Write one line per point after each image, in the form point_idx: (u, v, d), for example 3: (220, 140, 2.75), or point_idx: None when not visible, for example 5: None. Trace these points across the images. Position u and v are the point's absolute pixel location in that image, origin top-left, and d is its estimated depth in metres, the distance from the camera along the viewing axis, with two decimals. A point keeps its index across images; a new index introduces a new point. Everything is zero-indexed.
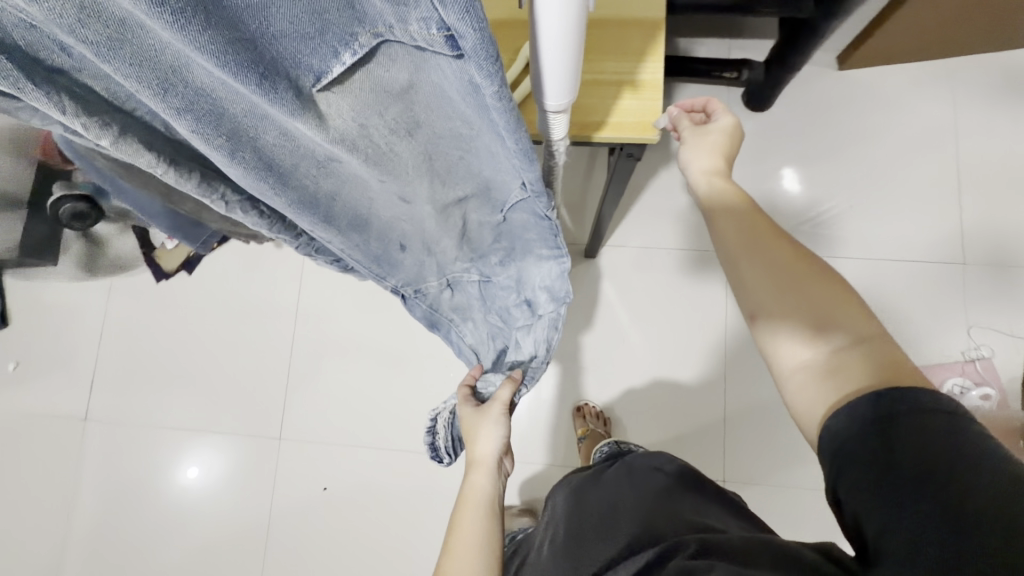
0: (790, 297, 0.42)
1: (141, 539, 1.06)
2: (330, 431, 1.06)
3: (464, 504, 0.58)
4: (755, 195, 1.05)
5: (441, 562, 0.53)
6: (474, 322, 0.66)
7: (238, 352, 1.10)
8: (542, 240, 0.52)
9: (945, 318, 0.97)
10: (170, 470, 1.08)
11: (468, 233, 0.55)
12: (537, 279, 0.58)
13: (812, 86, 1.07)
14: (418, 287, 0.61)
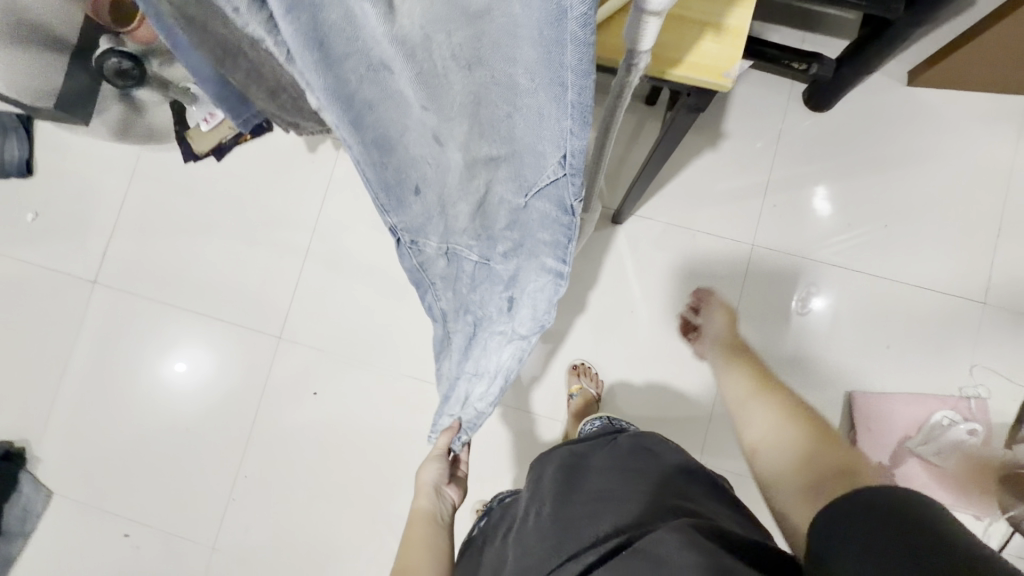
0: (773, 428, 0.60)
1: (127, 409, 1.09)
2: (329, 341, 1.07)
3: (415, 519, 0.82)
4: (792, 195, 1.04)
5: (404, 545, 0.77)
6: (456, 294, 0.64)
7: (253, 248, 1.11)
8: (551, 244, 0.44)
9: (951, 352, 0.97)
10: (160, 362, 1.09)
11: (484, 207, 0.50)
12: (528, 288, 0.51)
13: (876, 96, 1.04)
14: (421, 240, 0.60)
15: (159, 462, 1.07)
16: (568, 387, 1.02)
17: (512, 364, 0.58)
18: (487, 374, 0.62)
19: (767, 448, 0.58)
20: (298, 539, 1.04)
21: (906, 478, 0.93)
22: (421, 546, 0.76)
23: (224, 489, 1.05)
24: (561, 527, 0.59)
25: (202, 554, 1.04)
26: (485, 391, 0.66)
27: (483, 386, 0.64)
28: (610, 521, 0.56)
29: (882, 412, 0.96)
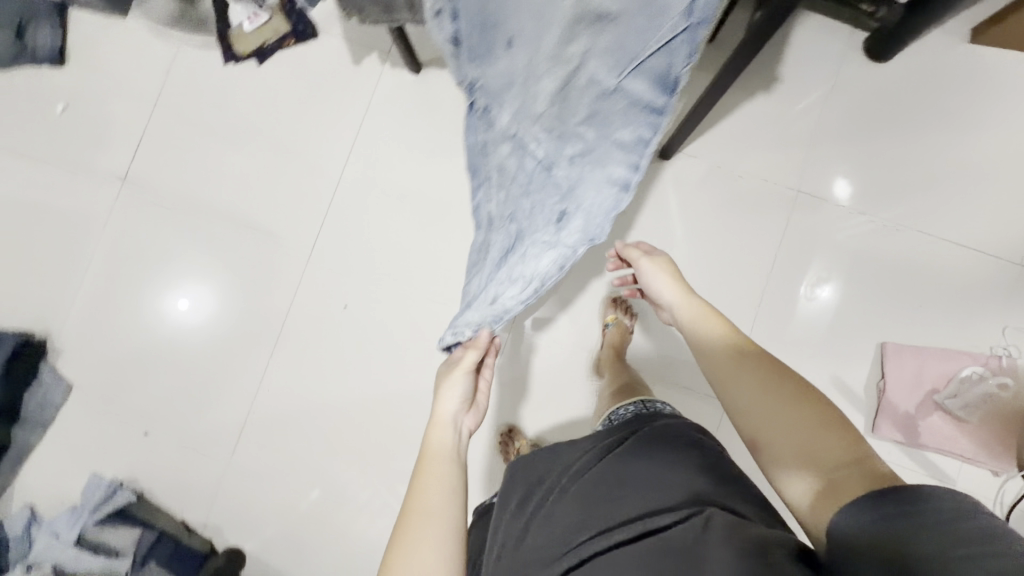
0: (770, 409, 0.51)
1: (141, 320, 1.09)
2: (360, 257, 1.06)
3: (428, 457, 0.60)
4: (846, 144, 1.01)
5: (406, 506, 0.56)
6: (506, 196, 0.59)
7: (287, 157, 1.08)
8: (629, 144, 0.45)
9: (983, 313, 0.98)
10: (159, 298, 1.09)
11: (565, 89, 0.48)
12: (580, 204, 0.49)
13: (941, 48, 1.01)
14: (491, 112, 0.57)
15: (177, 371, 1.08)
16: (603, 316, 1.04)
17: (552, 271, 0.52)
18: (518, 285, 0.54)
19: (762, 434, 0.50)
20: (319, 448, 1.06)
21: (929, 428, 0.95)
22: (430, 510, 0.55)
23: (251, 390, 1.07)
24: (584, 509, 0.56)
25: (223, 456, 1.06)
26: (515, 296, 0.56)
27: (513, 292, 0.55)
28: (630, 507, 0.54)
29: (914, 363, 0.97)
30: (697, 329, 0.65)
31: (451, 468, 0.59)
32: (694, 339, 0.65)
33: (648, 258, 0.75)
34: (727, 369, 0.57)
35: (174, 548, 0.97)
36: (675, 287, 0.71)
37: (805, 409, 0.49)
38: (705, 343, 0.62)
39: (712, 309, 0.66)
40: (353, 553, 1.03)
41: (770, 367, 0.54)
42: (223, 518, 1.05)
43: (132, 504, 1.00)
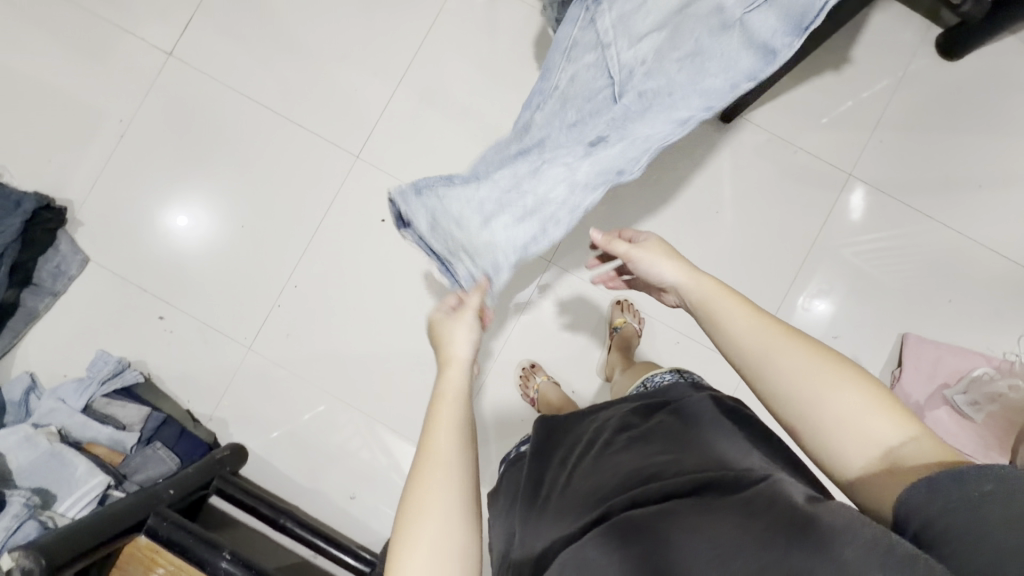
0: (810, 406, 0.46)
1: (141, 222, 1.06)
2: (407, 172, 1.06)
3: (439, 403, 0.47)
4: (901, 136, 1.04)
5: (416, 462, 0.44)
6: (560, 109, 0.58)
7: (346, 60, 1.07)
8: (718, 89, 0.56)
9: (1005, 317, 1.02)
10: (162, 209, 1.06)
11: (681, 26, 0.54)
12: (639, 134, 0.57)
13: (1007, 57, 1.04)
14: (598, 10, 0.57)
15: (178, 274, 1.05)
16: (611, 318, 1.04)
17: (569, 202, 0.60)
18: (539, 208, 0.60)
19: (808, 430, 0.46)
20: (339, 356, 1.05)
21: (935, 419, 0.97)
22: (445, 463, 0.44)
23: (274, 291, 1.05)
24: (629, 460, 0.55)
25: (238, 351, 1.04)
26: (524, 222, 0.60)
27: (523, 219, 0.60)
28: (683, 460, 0.52)
29: (933, 354, 1.00)
30: (709, 310, 0.55)
31: (463, 413, 0.47)
32: (713, 330, 0.54)
33: (639, 249, 0.62)
34: (757, 355, 0.49)
35: (181, 432, 0.96)
36: (674, 265, 0.59)
37: (850, 392, 0.45)
38: (724, 326, 0.53)
39: (725, 287, 0.56)
40: (358, 464, 1.03)
41: (806, 347, 0.48)
42: (230, 412, 1.04)
43: (138, 385, 1.00)
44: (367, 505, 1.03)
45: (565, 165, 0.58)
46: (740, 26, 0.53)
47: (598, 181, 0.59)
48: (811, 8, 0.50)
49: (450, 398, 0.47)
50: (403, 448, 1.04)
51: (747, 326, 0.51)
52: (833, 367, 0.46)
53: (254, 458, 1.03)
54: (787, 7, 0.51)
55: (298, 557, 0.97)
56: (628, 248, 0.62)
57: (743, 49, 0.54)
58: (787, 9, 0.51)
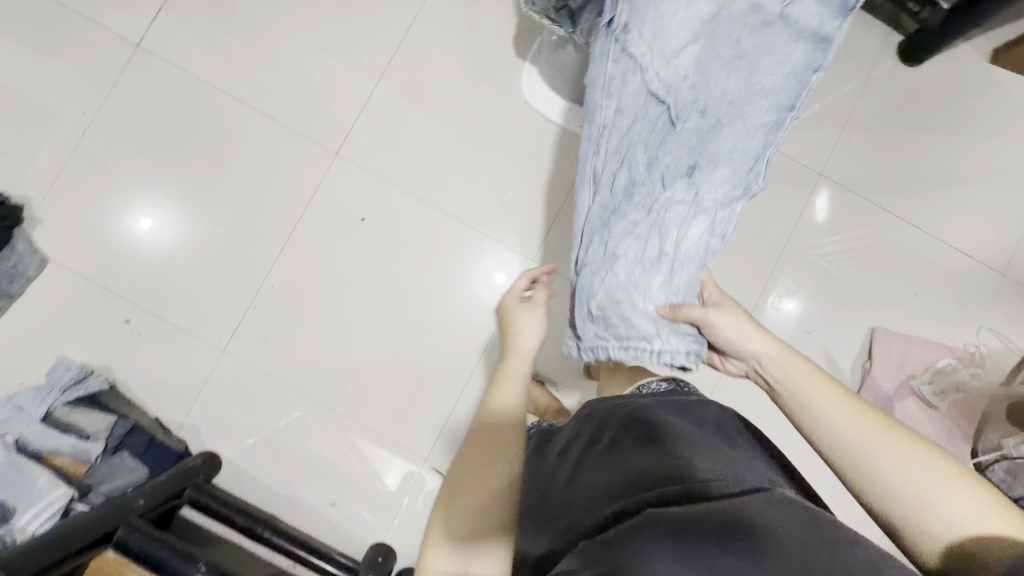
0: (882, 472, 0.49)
1: (105, 222, 1.01)
2: (388, 170, 1.04)
3: (488, 419, 0.60)
4: (868, 138, 1.09)
5: (457, 468, 0.56)
6: (623, 144, 0.57)
7: (325, 55, 1.05)
8: (781, 85, 0.53)
9: (966, 310, 1.07)
10: (129, 206, 1.01)
11: (717, 31, 0.54)
12: (727, 147, 0.54)
13: (963, 65, 1.10)
14: (629, 37, 0.54)
15: (145, 277, 1.01)
16: None
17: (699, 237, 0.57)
18: (655, 253, 0.58)
19: (896, 498, 0.48)
20: (317, 359, 1.02)
21: (904, 409, 1.02)
22: (482, 479, 0.55)
23: (249, 292, 1.02)
24: (637, 459, 0.55)
25: (211, 355, 1.00)
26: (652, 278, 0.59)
27: (635, 265, 0.58)
28: (688, 463, 0.52)
29: (900, 346, 1.05)
30: (792, 388, 0.57)
31: (509, 436, 0.58)
32: (795, 402, 0.56)
33: (719, 311, 0.60)
34: (835, 441, 0.52)
35: (149, 442, 0.91)
36: (759, 338, 0.60)
37: (932, 467, 0.48)
38: (806, 399, 0.55)
39: (811, 369, 0.57)
40: (339, 469, 1.01)
41: (885, 424, 0.51)
42: (202, 418, 0.99)
43: (103, 392, 0.94)
44: (348, 511, 1.00)
45: (682, 204, 0.56)
46: (781, 20, 0.53)
47: (724, 203, 0.55)
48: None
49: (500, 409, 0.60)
50: (385, 452, 1.01)
51: (834, 404, 0.54)
52: (908, 445, 0.50)
53: (228, 467, 0.99)
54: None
55: (276, 568, 0.94)
56: (707, 312, 0.59)
57: (791, 43, 0.53)
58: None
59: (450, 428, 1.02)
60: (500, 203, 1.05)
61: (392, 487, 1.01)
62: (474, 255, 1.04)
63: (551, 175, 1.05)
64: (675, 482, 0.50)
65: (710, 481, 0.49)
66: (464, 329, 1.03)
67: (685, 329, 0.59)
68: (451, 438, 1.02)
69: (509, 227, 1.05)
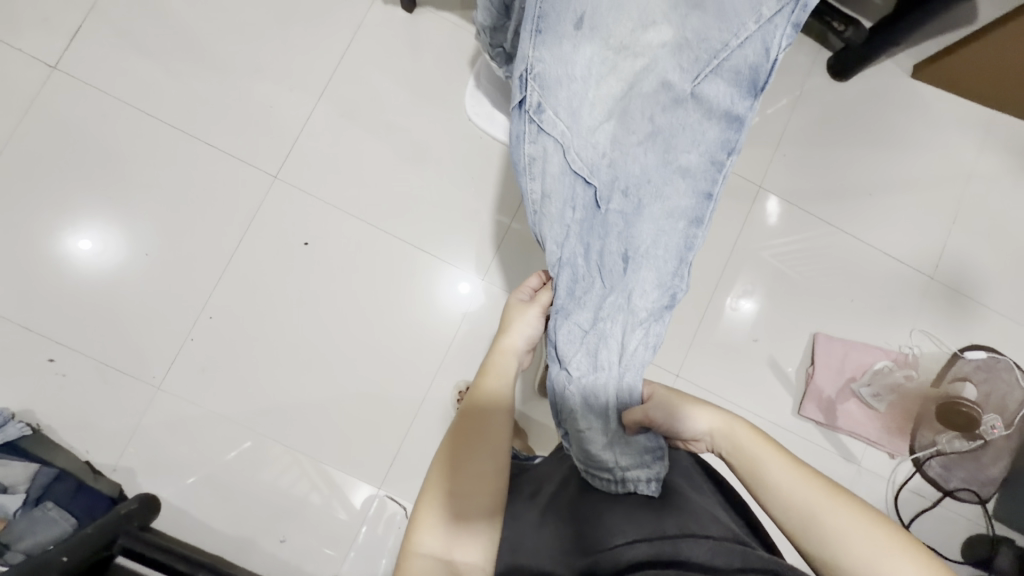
0: (837, 539, 0.47)
1: (22, 257, 0.95)
2: (330, 192, 1.02)
3: (481, 408, 0.57)
4: (802, 151, 1.13)
5: (451, 456, 0.54)
6: (555, 238, 0.55)
7: (258, 77, 1.01)
8: (698, 167, 0.54)
9: (897, 313, 1.12)
10: (47, 236, 0.96)
11: (630, 109, 0.53)
12: (650, 237, 0.55)
13: (887, 79, 1.15)
14: (544, 118, 0.51)
15: (70, 314, 0.95)
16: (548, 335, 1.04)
17: (641, 349, 0.58)
18: (597, 360, 0.59)
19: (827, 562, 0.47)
20: (260, 391, 0.98)
21: (845, 412, 1.07)
22: (479, 466, 0.53)
23: (186, 324, 0.97)
24: (622, 521, 0.55)
25: (145, 393, 0.96)
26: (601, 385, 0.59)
27: (579, 372, 0.59)
28: (668, 518, 0.54)
29: (840, 352, 1.08)
30: (744, 455, 0.55)
31: (501, 422, 0.56)
32: (753, 477, 0.53)
33: (656, 405, 0.59)
34: (796, 516, 0.49)
35: (78, 487, 0.87)
36: (703, 411, 0.58)
37: (869, 532, 0.47)
38: (760, 475, 0.53)
39: (754, 429, 0.56)
40: (289, 503, 0.97)
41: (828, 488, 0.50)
42: (138, 460, 0.94)
43: (24, 439, 0.87)
44: (299, 548, 0.96)
45: (621, 311, 0.57)
46: (694, 99, 0.52)
47: (656, 310, 0.57)
48: (762, 64, 0.50)
49: (494, 405, 0.57)
50: (334, 483, 0.98)
51: (776, 468, 0.52)
52: (847, 508, 0.48)
53: (167, 509, 0.94)
54: (737, 69, 0.51)
55: None
56: (647, 410, 0.59)
57: (705, 121, 0.53)
58: (735, 74, 0.51)
59: (403, 455, 1.00)
60: (446, 223, 1.04)
61: (356, 507, 0.98)
62: (422, 278, 1.03)
63: (498, 194, 1.05)
64: (656, 536, 0.51)
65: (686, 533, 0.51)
66: (415, 353, 1.02)
67: (646, 444, 0.60)
68: (404, 464, 1.00)
69: (456, 246, 1.04)
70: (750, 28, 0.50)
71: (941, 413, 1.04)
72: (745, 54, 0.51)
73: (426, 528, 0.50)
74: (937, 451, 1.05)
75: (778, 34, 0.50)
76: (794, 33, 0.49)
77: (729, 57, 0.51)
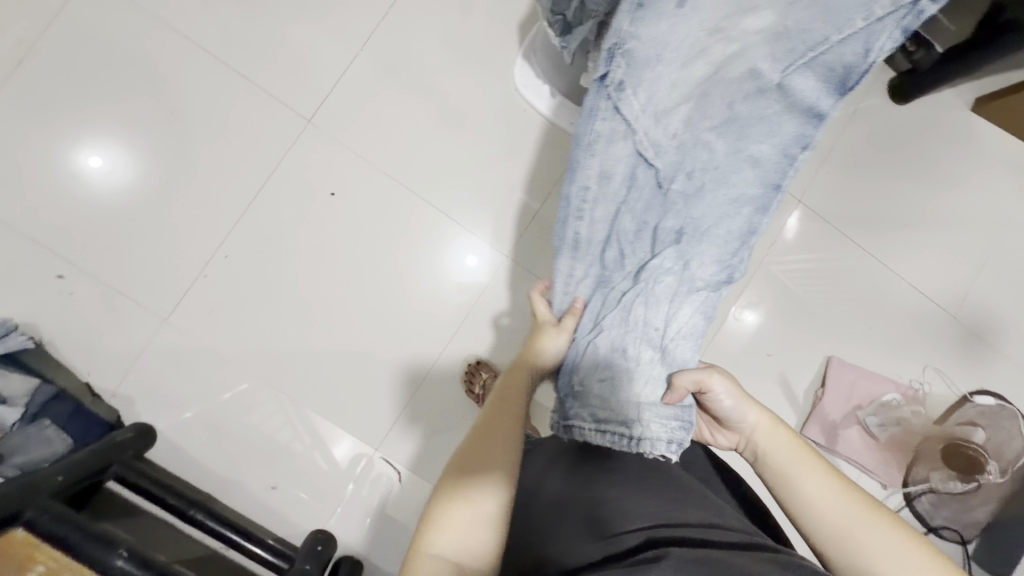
0: (873, 557, 0.46)
1: (37, 165, 0.92)
2: (362, 145, 0.98)
3: (493, 418, 0.55)
4: (847, 171, 1.10)
5: (458, 466, 0.51)
6: (606, 212, 0.57)
7: (302, 14, 0.97)
8: (769, 158, 0.54)
9: (913, 349, 1.11)
10: (64, 148, 0.92)
11: (711, 93, 0.52)
12: (712, 217, 0.56)
13: (946, 109, 1.12)
14: (622, 95, 0.51)
15: (82, 231, 0.92)
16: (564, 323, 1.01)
17: (693, 316, 0.59)
18: (640, 328, 0.58)
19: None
20: (267, 336, 0.97)
21: (846, 438, 1.07)
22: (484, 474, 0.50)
23: (199, 259, 0.95)
24: (639, 504, 0.52)
25: (151, 323, 0.94)
26: (640, 356, 0.58)
27: (616, 342, 0.58)
28: (692, 511, 0.51)
29: (851, 379, 1.08)
30: (781, 463, 0.54)
31: (510, 434, 0.54)
32: (784, 488, 0.53)
33: (718, 373, 0.56)
34: (832, 531, 0.49)
35: (74, 409, 0.86)
36: (752, 407, 0.56)
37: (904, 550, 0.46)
38: (795, 486, 0.52)
39: (793, 435, 0.55)
40: (282, 452, 0.96)
41: (863, 502, 0.50)
42: (136, 389, 0.93)
43: (25, 351, 0.86)
44: (287, 496, 0.96)
45: (670, 275, 0.58)
46: (779, 90, 0.52)
47: (712, 283, 0.59)
48: (859, 65, 0.48)
49: (509, 417, 0.55)
50: (330, 435, 0.98)
51: (817, 483, 0.51)
52: (883, 524, 0.48)
53: (162, 441, 0.94)
54: (830, 66, 0.49)
55: (206, 550, 0.89)
56: (707, 373, 0.56)
57: (785, 114, 0.53)
58: (826, 69, 0.50)
59: (403, 420, 0.99)
60: (476, 193, 1.01)
61: (347, 463, 0.98)
62: (445, 245, 1.00)
63: (533, 171, 1.02)
64: (676, 524, 0.49)
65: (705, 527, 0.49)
66: (429, 321, 1.00)
67: (678, 411, 0.57)
68: (400, 429, 0.99)
69: (484, 219, 1.01)
70: (856, 25, 0.47)
71: (944, 452, 1.05)
72: (843, 51, 0.48)
73: (435, 529, 0.47)
74: (928, 488, 1.05)
75: (883, 35, 0.47)
76: (902, 37, 0.47)
77: (827, 51, 0.49)
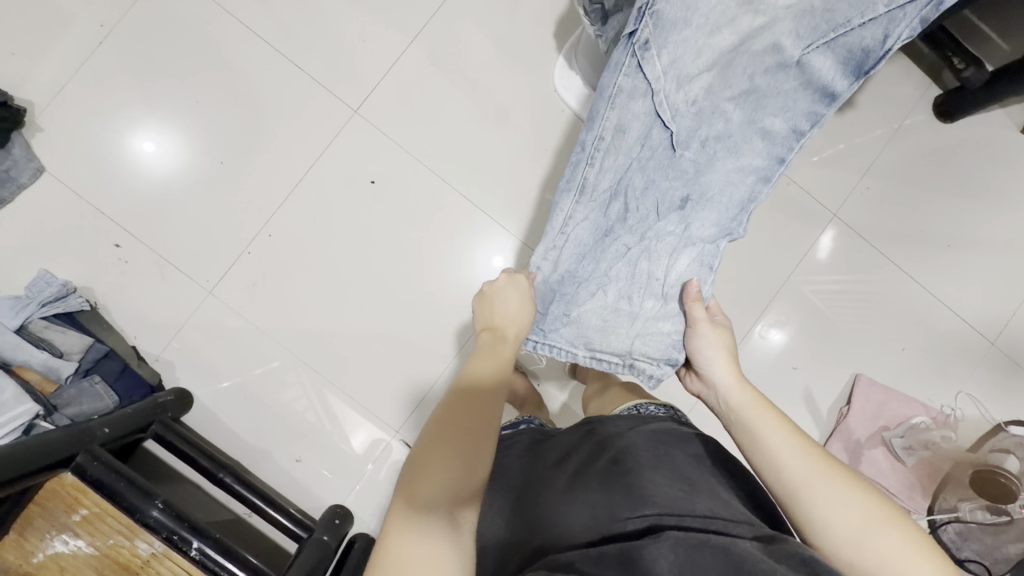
0: (829, 505, 0.51)
1: (104, 140, 0.98)
2: (404, 136, 1.02)
3: (484, 381, 0.58)
4: (887, 187, 1.09)
5: (450, 422, 0.54)
6: (617, 166, 0.63)
7: (357, 10, 1.02)
8: (780, 132, 0.61)
9: (948, 373, 1.08)
10: (129, 125, 0.99)
11: (734, 63, 0.58)
12: (718, 185, 0.63)
13: (996, 130, 1.09)
14: (647, 55, 0.56)
15: (139, 204, 0.98)
16: None
17: (691, 265, 0.67)
18: (640, 274, 0.68)
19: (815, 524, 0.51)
20: (303, 314, 1.01)
21: (871, 459, 1.05)
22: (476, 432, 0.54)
23: (245, 236, 1.00)
24: (652, 488, 0.53)
25: (197, 294, 0.99)
26: (638, 298, 0.68)
27: (615, 284, 0.68)
28: (700, 501, 0.52)
29: (879, 398, 1.06)
30: (749, 418, 0.60)
31: (498, 397, 0.58)
32: (752, 442, 0.58)
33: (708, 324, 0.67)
34: (791, 481, 0.54)
35: (122, 368, 0.90)
36: (725, 368, 0.65)
37: (857, 501, 0.51)
38: (761, 441, 0.57)
39: (762, 398, 0.62)
40: (309, 426, 1.00)
41: (823, 459, 0.55)
42: (179, 356, 0.98)
43: (82, 313, 0.92)
44: (310, 470, 0.99)
45: (673, 235, 0.66)
46: (799, 66, 0.58)
47: (710, 241, 0.66)
48: (875, 50, 0.55)
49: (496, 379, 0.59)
50: (356, 414, 1.01)
51: (781, 439, 0.56)
52: (840, 478, 0.53)
53: (198, 407, 0.98)
54: (850, 48, 0.56)
55: (231, 514, 0.93)
56: (702, 316, 0.67)
57: (800, 90, 0.59)
58: (846, 50, 0.56)
59: (426, 405, 1.02)
60: (511, 188, 1.03)
61: (369, 442, 1.01)
62: (477, 238, 1.03)
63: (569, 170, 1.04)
64: (682, 515, 0.50)
65: (713, 519, 0.50)
66: (456, 310, 1.02)
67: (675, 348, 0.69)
68: (423, 414, 1.02)
69: (516, 214, 1.03)
70: (878, 10, 0.53)
71: None
72: (863, 35, 0.55)
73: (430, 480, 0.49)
74: (956, 518, 0.98)
75: (903, 23, 0.53)
76: (920, 26, 0.53)
77: (848, 34, 0.55)
